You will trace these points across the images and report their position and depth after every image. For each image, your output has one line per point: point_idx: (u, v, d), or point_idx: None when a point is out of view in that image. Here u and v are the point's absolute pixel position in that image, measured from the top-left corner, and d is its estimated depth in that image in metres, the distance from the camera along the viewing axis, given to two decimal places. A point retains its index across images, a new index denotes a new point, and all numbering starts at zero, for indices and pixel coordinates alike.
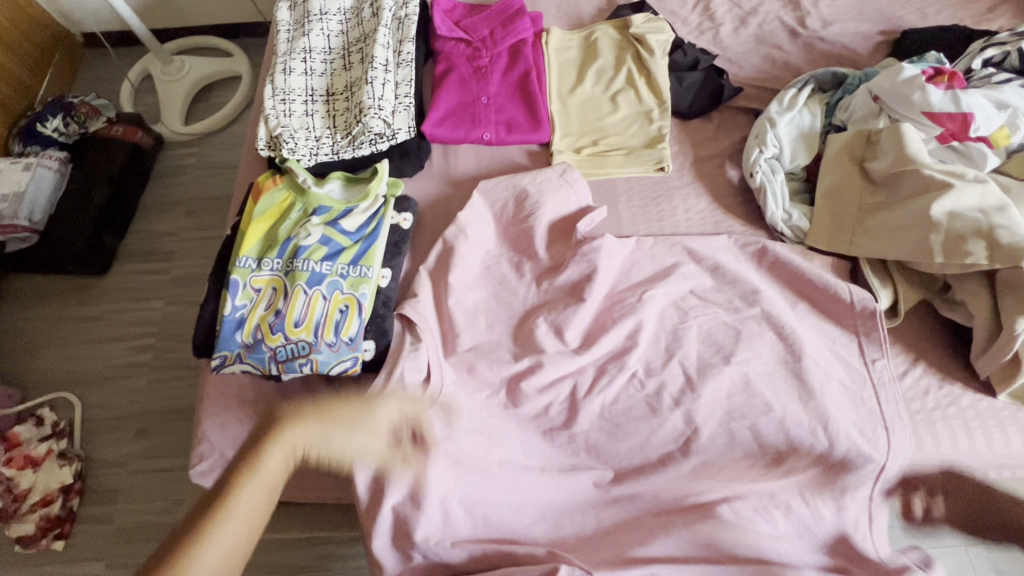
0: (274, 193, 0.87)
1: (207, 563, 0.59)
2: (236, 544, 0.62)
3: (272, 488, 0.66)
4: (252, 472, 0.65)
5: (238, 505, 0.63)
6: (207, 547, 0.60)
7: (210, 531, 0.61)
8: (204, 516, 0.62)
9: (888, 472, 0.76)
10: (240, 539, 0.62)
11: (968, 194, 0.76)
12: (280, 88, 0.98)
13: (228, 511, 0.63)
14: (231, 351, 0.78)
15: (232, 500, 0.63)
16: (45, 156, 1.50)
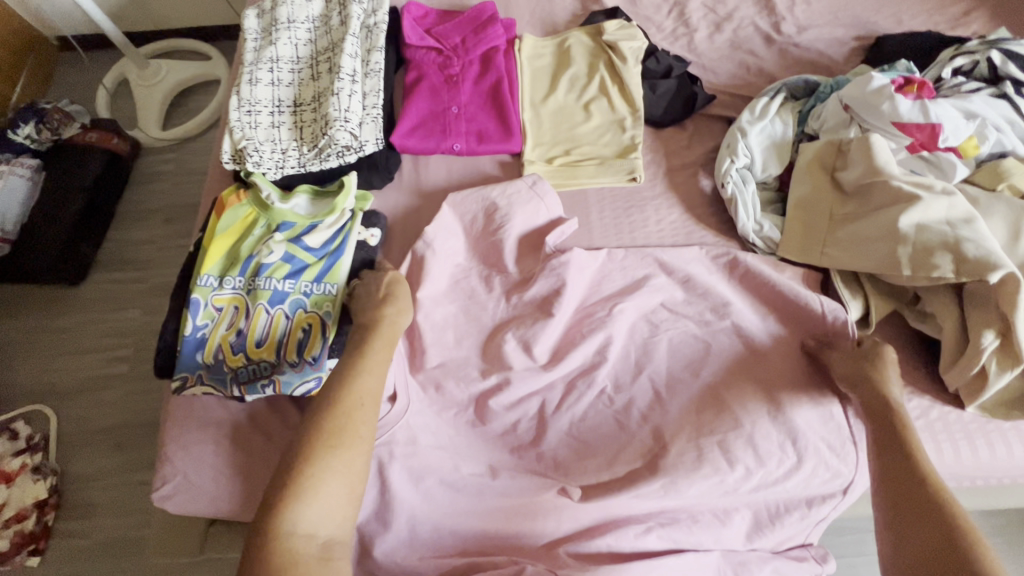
0: (237, 208, 0.85)
1: (347, 454, 0.59)
2: (353, 445, 0.59)
3: (376, 393, 0.65)
4: (351, 383, 0.64)
5: (354, 408, 0.62)
6: (335, 454, 0.58)
7: (336, 436, 0.59)
8: (321, 423, 0.59)
9: (850, 485, 0.78)
10: (361, 438, 0.61)
11: (936, 206, 0.76)
12: (246, 99, 0.96)
13: (338, 418, 0.60)
14: (192, 373, 0.77)
15: (343, 409, 0.61)
16: (17, 164, 1.47)
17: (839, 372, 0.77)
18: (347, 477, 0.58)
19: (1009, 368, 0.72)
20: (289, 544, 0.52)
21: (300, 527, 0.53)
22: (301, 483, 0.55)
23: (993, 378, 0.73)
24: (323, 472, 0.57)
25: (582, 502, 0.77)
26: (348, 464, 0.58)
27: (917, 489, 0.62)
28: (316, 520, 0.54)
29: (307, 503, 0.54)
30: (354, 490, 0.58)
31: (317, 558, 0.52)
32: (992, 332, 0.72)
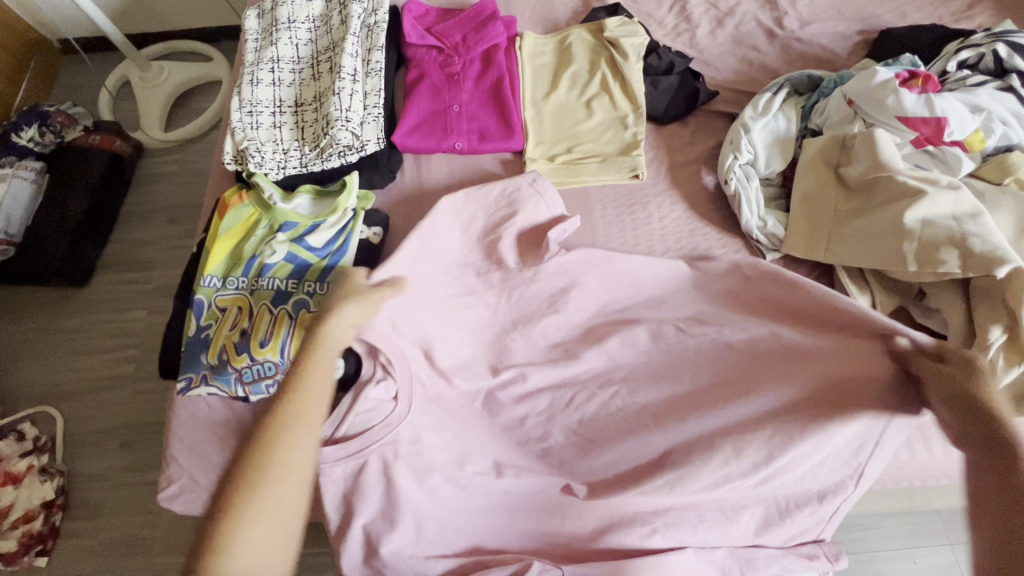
0: (239, 209, 0.85)
1: (280, 486, 0.58)
2: (289, 475, 0.58)
3: (313, 417, 0.61)
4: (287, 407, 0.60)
5: (291, 435, 0.59)
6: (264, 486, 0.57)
7: (266, 469, 0.57)
8: (256, 455, 0.58)
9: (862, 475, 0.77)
10: (297, 465, 0.59)
11: (941, 201, 0.76)
12: (247, 100, 0.96)
13: (270, 450, 0.58)
14: (197, 373, 0.77)
15: (279, 437, 0.59)
16: (21, 166, 1.47)
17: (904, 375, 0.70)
18: (283, 504, 0.57)
19: (1016, 364, 0.70)
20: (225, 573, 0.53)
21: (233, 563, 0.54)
22: (233, 521, 0.55)
23: (1001, 373, 0.71)
24: (257, 507, 0.56)
25: (588, 499, 0.77)
26: (285, 491, 0.58)
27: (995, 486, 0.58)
28: (247, 555, 0.54)
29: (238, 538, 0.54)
30: (291, 517, 0.58)
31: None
32: (999, 327, 0.71)
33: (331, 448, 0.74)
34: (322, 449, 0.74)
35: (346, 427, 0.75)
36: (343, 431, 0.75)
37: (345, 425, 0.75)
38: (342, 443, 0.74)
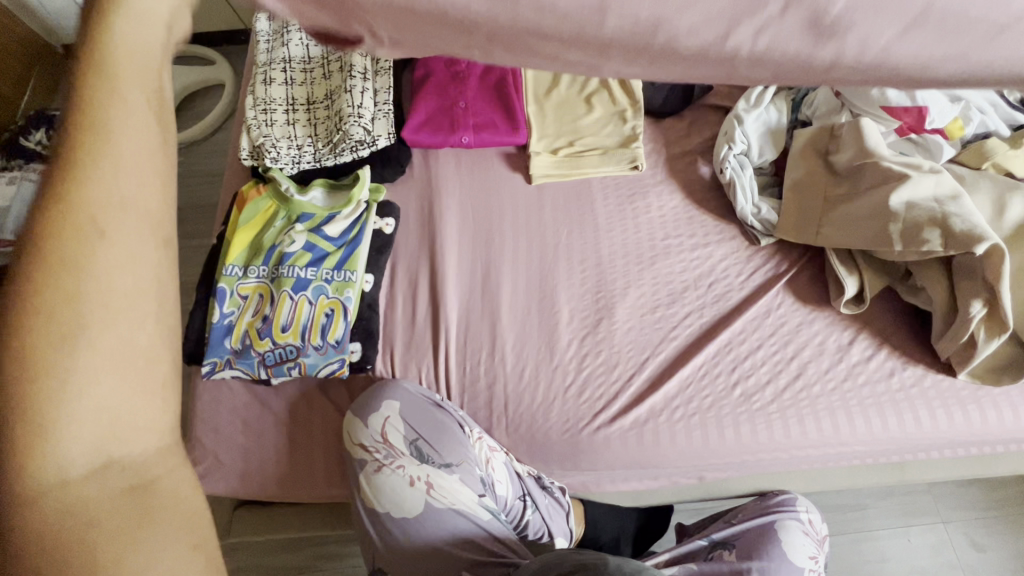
0: (257, 201, 0.89)
1: (90, 355, 0.27)
2: (89, 276, 0.28)
3: (127, 148, 0.29)
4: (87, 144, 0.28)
5: (80, 198, 0.28)
6: (42, 308, 0.27)
7: (50, 286, 0.27)
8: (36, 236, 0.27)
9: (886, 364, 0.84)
10: (103, 252, 0.28)
11: (925, 185, 0.81)
12: (261, 98, 1.00)
13: (56, 236, 0.27)
14: (220, 357, 0.81)
15: (54, 199, 0.27)
16: (30, 169, 1.49)
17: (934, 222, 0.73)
18: (112, 324, 0.28)
19: (996, 336, 0.76)
20: (38, 436, 0.27)
21: (36, 462, 0.27)
22: (30, 403, 0.27)
23: (981, 345, 0.77)
24: (42, 358, 0.27)
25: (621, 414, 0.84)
26: (92, 323, 0.27)
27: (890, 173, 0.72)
28: (72, 436, 0.28)
29: (43, 383, 0.27)
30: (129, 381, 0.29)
31: (99, 461, 0.28)
32: (980, 302, 0.76)
33: (366, 442, 0.78)
34: (361, 444, 0.78)
35: (384, 432, 0.78)
36: (383, 434, 0.78)
37: (383, 430, 0.78)
38: (385, 441, 0.79)
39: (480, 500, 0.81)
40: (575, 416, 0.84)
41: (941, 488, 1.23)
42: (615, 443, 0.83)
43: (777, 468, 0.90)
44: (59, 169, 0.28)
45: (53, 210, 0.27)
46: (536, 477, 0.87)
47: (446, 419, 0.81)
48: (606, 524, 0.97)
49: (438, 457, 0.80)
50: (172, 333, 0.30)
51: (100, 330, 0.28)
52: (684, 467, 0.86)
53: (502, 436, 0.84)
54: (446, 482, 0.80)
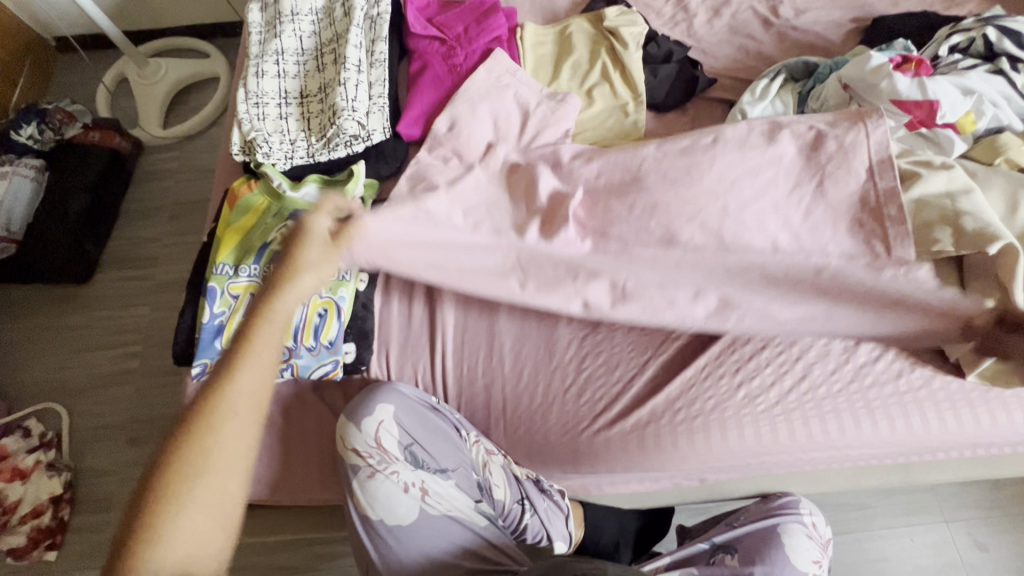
0: (249, 198, 0.86)
1: (202, 493, 0.57)
2: (224, 464, 0.58)
3: (257, 398, 0.61)
4: (220, 404, 0.59)
5: (215, 429, 0.59)
6: (194, 479, 0.57)
7: (191, 450, 0.58)
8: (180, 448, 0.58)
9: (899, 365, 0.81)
10: (231, 456, 0.59)
11: (935, 181, 0.78)
12: (253, 91, 0.97)
13: (199, 448, 0.58)
14: (211, 359, 0.79)
15: (210, 431, 0.58)
16: (21, 164, 1.47)
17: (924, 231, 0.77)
18: (222, 486, 0.58)
19: None
20: (165, 529, 0.55)
21: (159, 551, 0.54)
22: (153, 522, 0.55)
23: None
24: (183, 497, 0.57)
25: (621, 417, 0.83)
26: (219, 486, 0.58)
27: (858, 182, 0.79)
28: (177, 545, 0.55)
29: (174, 514, 0.56)
30: (221, 509, 0.58)
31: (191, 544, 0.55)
32: None
33: (360, 448, 0.75)
34: (354, 451, 0.75)
35: (381, 436, 0.75)
36: (379, 439, 0.75)
37: (379, 435, 0.75)
38: (380, 448, 0.75)
39: (477, 505, 0.79)
40: (574, 418, 0.83)
41: (945, 488, 1.22)
42: (616, 447, 0.82)
43: (780, 470, 0.89)
44: (199, 418, 0.59)
45: (215, 436, 0.58)
46: (535, 480, 0.85)
47: (442, 423, 0.80)
48: (605, 527, 0.96)
49: (433, 462, 0.78)
50: (245, 483, 0.60)
51: (207, 484, 0.57)
52: (684, 469, 0.84)
53: (499, 438, 0.85)
54: (442, 487, 0.77)
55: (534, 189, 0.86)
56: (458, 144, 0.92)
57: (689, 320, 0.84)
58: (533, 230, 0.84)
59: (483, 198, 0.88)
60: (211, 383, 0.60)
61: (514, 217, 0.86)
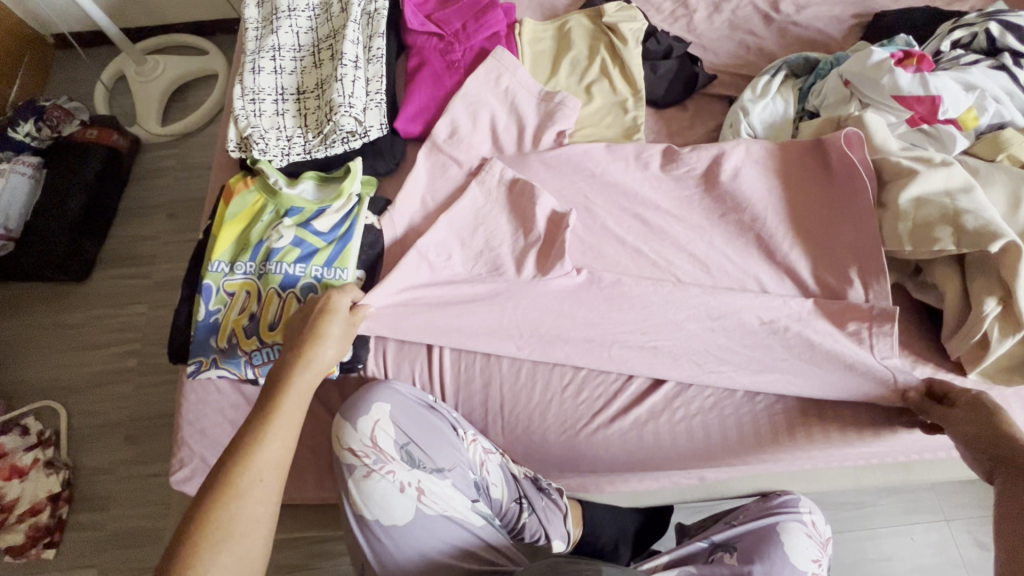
0: (245, 195, 0.86)
1: (225, 558, 0.53)
2: (247, 532, 0.55)
3: (284, 461, 0.60)
4: (248, 468, 0.57)
5: (243, 494, 0.56)
6: (215, 547, 0.53)
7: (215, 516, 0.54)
8: (203, 516, 0.54)
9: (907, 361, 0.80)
10: (256, 522, 0.56)
11: (935, 178, 0.78)
12: (249, 87, 0.96)
13: (225, 513, 0.54)
14: (206, 356, 0.79)
15: (237, 496, 0.55)
16: (18, 162, 1.46)
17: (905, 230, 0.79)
18: (242, 556, 0.54)
19: (1010, 334, 0.72)
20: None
21: None
22: None
23: (994, 344, 0.74)
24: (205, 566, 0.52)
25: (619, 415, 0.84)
26: (239, 554, 0.54)
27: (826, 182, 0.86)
28: None
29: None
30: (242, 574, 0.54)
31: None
32: (994, 299, 0.72)
33: (356, 447, 0.74)
34: (350, 449, 0.74)
35: (377, 435, 0.75)
36: (375, 437, 0.75)
37: (376, 433, 0.75)
38: (376, 447, 0.74)
39: (474, 505, 0.78)
40: (573, 416, 0.84)
41: (945, 486, 1.21)
42: (614, 444, 0.83)
43: (779, 469, 0.88)
44: (226, 483, 0.56)
45: (242, 500, 0.55)
46: (532, 478, 0.86)
47: (439, 421, 0.80)
48: (604, 526, 0.95)
49: (429, 462, 0.76)
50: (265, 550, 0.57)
51: (233, 549, 0.54)
52: (682, 468, 0.84)
53: (496, 437, 0.86)
54: (439, 487, 0.75)
55: (528, 218, 0.88)
56: (457, 151, 0.94)
57: (688, 318, 0.83)
58: (528, 265, 0.86)
59: (477, 218, 0.90)
60: (238, 444, 0.58)
61: (510, 250, 0.88)
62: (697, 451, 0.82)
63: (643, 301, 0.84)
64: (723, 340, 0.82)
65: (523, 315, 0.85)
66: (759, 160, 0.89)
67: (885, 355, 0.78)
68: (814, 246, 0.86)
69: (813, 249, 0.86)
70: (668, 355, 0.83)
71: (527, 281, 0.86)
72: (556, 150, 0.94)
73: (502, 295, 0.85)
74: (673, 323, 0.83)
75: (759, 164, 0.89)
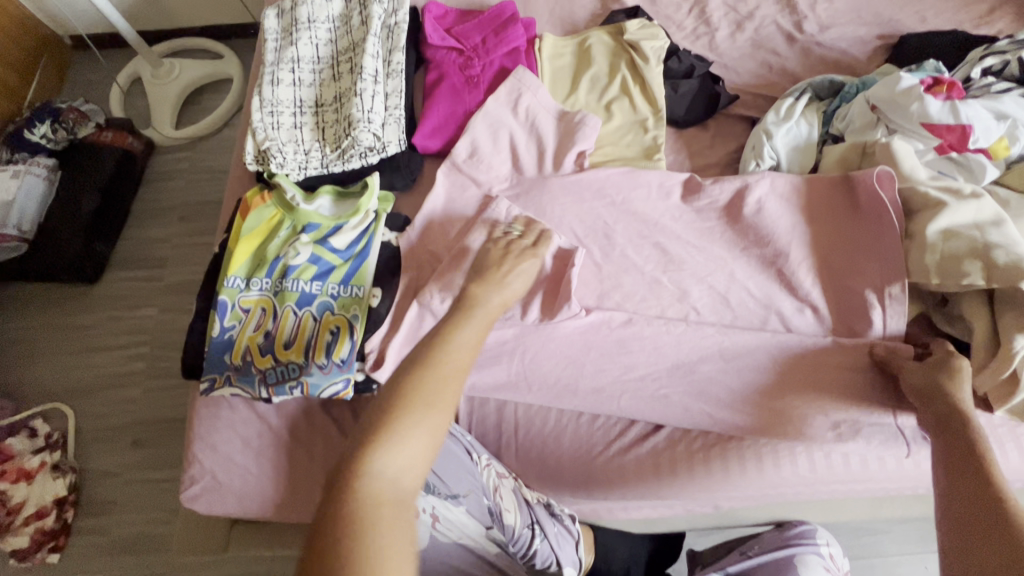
0: (261, 209, 0.85)
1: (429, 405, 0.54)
2: (428, 421, 0.53)
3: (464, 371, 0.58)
4: (437, 360, 0.57)
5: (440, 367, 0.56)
6: (397, 433, 0.51)
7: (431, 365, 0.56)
8: (393, 405, 0.53)
9: None
10: (435, 416, 0.53)
11: (964, 211, 0.76)
12: (267, 100, 0.96)
13: (424, 379, 0.55)
14: (220, 373, 0.78)
15: (425, 391, 0.54)
16: (34, 163, 1.46)
17: (932, 266, 0.77)
18: (422, 445, 0.52)
19: None
20: (364, 482, 0.48)
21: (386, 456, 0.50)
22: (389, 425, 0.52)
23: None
24: (411, 409, 0.53)
25: (636, 442, 0.83)
26: (430, 418, 0.54)
27: (846, 214, 0.86)
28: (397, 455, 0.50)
29: (373, 464, 0.49)
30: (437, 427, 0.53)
31: (388, 500, 0.48)
32: None
33: None
34: None
35: None
36: None
37: None
38: None
39: (488, 532, 0.77)
40: (588, 442, 0.83)
41: None
42: (630, 472, 0.82)
43: (796, 500, 0.87)
44: (426, 355, 0.57)
45: (428, 393, 0.54)
46: (545, 504, 0.85)
47: (452, 445, 0.79)
48: (615, 550, 0.94)
49: (444, 488, 0.75)
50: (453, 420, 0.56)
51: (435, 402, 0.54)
52: (699, 496, 0.83)
53: (510, 462, 0.86)
54: (452, 514, 0.74)
55: None
56: (477, 172, 0.93)
57: (706, 345, 0.82)
58: (533, 309, 0.84)
59: None
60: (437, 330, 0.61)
61: None
62: (714, 479, 0.81)
63: (657, 335, 0.84)
64: (741, 367, 0.82)
65: (533, 364, 0.84)
66: (784, 194, 0.88)
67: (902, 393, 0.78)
68: (835, 279, 0.85)
69: (834, 282, 0.85)
70: (685, 385, 0.82)
71: (532, 325, 0.84)
72: (577, 174, 0.93)
73: (509, 343, 0.84)
74: (686, 365, 0.83)
75: (784, 196, 0.88)
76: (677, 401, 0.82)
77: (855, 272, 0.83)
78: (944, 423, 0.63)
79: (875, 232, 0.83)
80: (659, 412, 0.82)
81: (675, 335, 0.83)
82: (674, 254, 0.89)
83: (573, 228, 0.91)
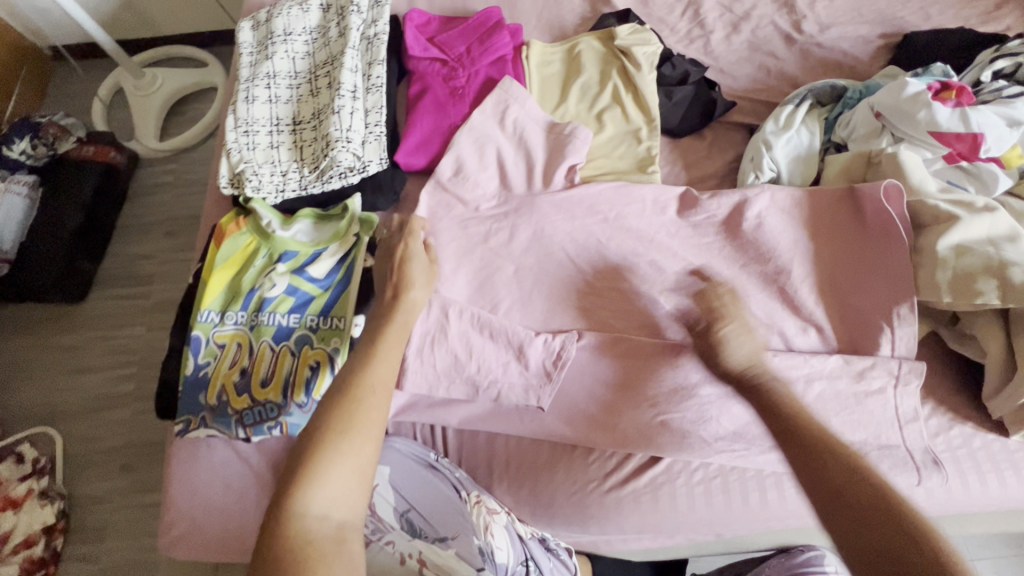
0: (237, 237, 0.81)
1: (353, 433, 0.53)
2: (357, 448, 0.52)
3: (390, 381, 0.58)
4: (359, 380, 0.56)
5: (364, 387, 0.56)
6: (328, 469, 0.50)
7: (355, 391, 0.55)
8: (310, 446, 0.51)
9: (934, 435, 0.76)
10: (365, 441, 0.53)
11: (978, 225, 0.72)
12: (242, 118, 0.91)
13: (346, 403, 0.54)
14: (195, 415, 0.74)
15: (340, 420, 0.53)
16: (13, 181, 1.41)
17: (948, 284, 0.73)
18: (351, 474, 0.51)
19: None
20: (296, 536, 0.46)
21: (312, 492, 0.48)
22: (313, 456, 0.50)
23: None
24: (336, 438, 0.52)
25: (634, 475, 0.79)
26: (363, 442, 0.53)
27: (851, 230, 0.81)
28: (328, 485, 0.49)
29: (304, 504, 0.48)
30: (365, 451, 0.52)
31: (328, 542, 0.47)
32: None
33: None
34: None
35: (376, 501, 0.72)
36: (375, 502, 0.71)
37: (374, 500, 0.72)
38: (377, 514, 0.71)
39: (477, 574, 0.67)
40: (583, 478, 0.79)
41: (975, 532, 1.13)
42: (627, 505, 0.78)
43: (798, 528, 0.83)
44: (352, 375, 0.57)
45: (354, 419, 0.53)
46: (539, 538, 0.80)
47: (440, 483, 0.75)
48: None
49: (431, 531, 0.71)
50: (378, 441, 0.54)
51: (365, 423, 0.53)
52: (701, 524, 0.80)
53: (503, 495, 0.81)
54: (440, 557, 0.68)
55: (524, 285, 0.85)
56: (463, 190, 0.90)
57: (704, 375, 0.78)
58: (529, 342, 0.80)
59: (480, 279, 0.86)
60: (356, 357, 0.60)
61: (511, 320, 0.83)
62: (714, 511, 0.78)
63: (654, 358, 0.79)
64: None
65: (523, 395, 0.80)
66: (785, 208, 0.83)
67: (911, 417, 0.75)
68: (839, 299, 0.81)
69: (838, 305, 0.81)
70: (684, 419, 0.77)
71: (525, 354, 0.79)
72: (567, 191, 0.89)
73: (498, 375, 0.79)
74: (685, 390, 0.78)
75: (787, 212, 0.84)
76: (675, 431, 0.77)
77: (858, 292, 0.80)
78: (803, 443, 0.59)
79: (877, 251, 0.79)
80: (658, 443, 0.77)
81: (671, 358, 0.79)
82: (671, 274, 0.84)
83: (565, 248, 0.87)
